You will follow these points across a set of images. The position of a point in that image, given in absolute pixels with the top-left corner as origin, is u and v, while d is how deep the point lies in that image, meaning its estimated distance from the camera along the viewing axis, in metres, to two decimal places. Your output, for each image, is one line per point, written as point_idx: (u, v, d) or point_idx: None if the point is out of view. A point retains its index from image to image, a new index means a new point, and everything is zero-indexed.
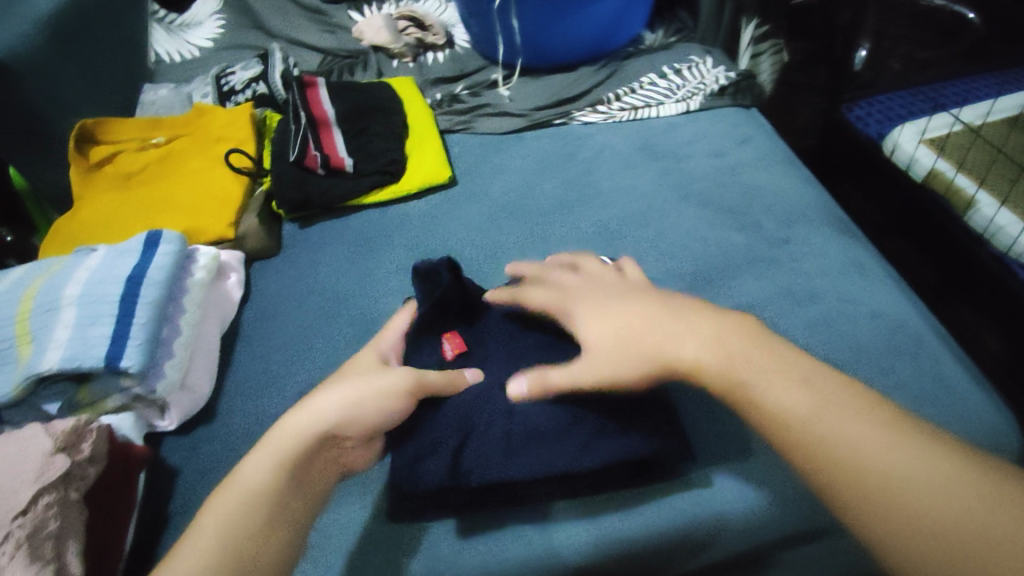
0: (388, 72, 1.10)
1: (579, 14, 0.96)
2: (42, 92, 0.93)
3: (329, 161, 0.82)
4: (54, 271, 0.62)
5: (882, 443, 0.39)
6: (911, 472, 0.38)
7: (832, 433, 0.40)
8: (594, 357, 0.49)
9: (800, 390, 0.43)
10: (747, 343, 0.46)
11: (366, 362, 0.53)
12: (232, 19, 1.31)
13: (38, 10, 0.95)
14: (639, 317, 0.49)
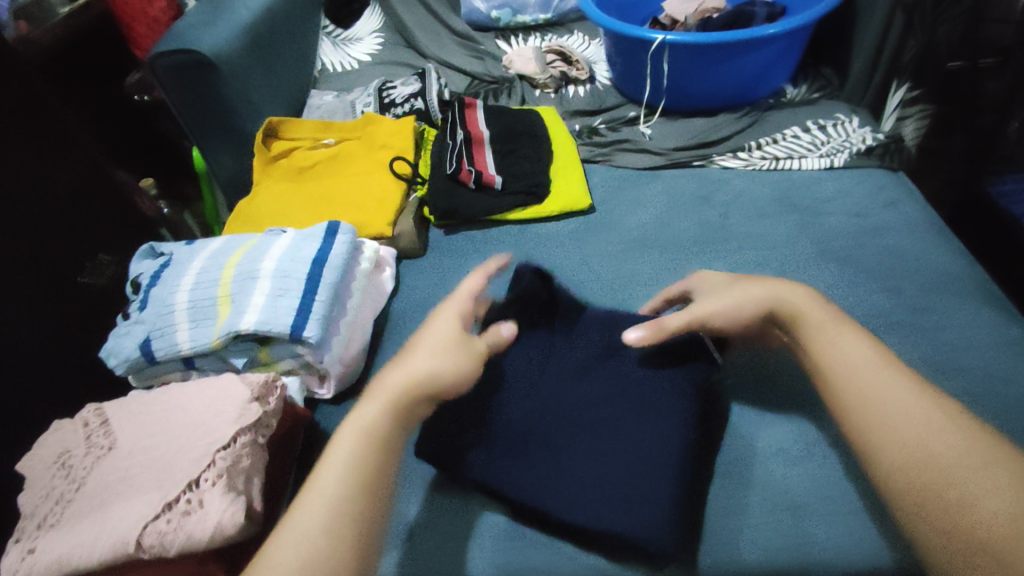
0: (530, 100, 1.18)
1: (727, 63, 0.99)
2: (237, 89, 1.07)
3: (481, 177, 0.88)
4: (251, 246, 0.71)
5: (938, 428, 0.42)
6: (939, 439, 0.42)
7: (901, 412, 0.44)
8: (699, 304, 0.60)
9: (909, 393, 0.45)
10: (829, 332, 0.51)
11: (438, 333, 0.53)
12: (389, 38, 1.45)
13: (244, 20, 1.10)
14: (754, 284, 0.58)
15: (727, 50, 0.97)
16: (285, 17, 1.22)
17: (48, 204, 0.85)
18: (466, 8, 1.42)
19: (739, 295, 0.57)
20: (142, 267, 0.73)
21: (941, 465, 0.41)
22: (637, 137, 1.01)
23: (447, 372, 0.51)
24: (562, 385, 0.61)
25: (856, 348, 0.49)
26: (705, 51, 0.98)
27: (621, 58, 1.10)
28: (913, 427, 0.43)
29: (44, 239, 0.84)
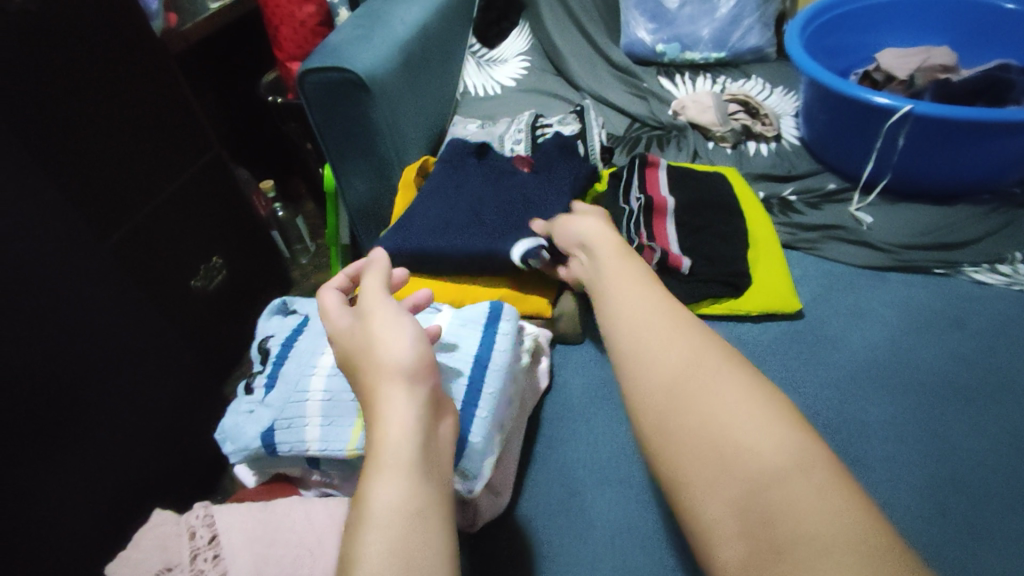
0: (704, 155, 1.01)
1: (986, 144, 0.78)
2: (385, 114, 0.97)
3: (666, 258, 0.72)
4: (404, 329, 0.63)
5: (759, 441, 0.38)
6: (756, 450, 0.37)
7: (738, 428, 0.39)
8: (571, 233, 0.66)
9: (675, 347, 0.46)
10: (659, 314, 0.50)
11: (385, 306, 0.47)
12: (537, 63, 1.32)
13: (398, 37, 1.00)
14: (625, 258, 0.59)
15: (994, 129, 0.76)
16: (438, 35, 1.11)
17: (171, 204, 0.91)
18: (627, 39, 1.25)
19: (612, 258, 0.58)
20: (272, 327, 0.67)
21: (722, 426, 0.39)
22: (850, 223, 0.82)
23: (393, 326, 0.45)
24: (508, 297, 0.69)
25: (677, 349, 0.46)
26: (960, 128, 0.76)
27: (827, 120, 0.91)
28: (678, 380, 0.43)
29: (162, 241, 0.90)
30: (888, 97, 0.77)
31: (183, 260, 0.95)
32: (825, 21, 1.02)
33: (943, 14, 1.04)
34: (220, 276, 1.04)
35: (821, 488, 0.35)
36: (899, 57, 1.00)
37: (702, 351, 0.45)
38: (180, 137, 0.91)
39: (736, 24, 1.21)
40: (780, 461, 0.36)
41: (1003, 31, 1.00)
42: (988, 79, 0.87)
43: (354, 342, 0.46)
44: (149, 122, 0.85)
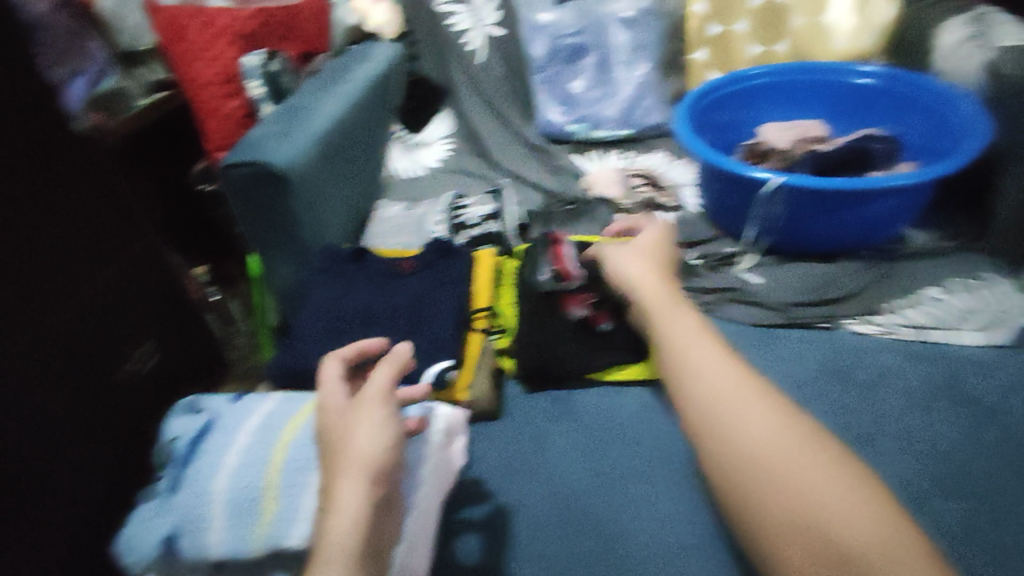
0: (614, 226, 1.08)
1: (851, 211, 0.87)
2: (306, 204, 1.00)
3: (572, 329, 0.78)
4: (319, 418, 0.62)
5: (844, 517, 0.33)
6: (845, 529, 0.33)
7: (825, 496, 0.34)
8: (644, 275, 0.59)
9: (755, 407, 0.40)
10: (720, 359, 0.44)
11: (376, 392, 0.49)
12: (460, 145, 1.40)
13: (316, 130, 1.04)
14: (680, 309, 0.51)
15: (855, 197, 0.85)
16: (357, 127, 1.17)
17: (103, 294, 0.87)
18: (540, 120, 1.34)
19: (653, 292, 0.54)
20: (179, 427, 0.66)
21: (799, 487, 0.35)
22: (744, 285, 0.88)
23: (370, 414, 0.48)
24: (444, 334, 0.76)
25: (750, 414, 0.39)
26: (828, 197, 0.85)
27: (719, 193, 0.99)
28: (769, 461, 0.37)
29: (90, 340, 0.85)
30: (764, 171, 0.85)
31: (108, 347, 0.88)
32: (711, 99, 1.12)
33: (813, 90, 1.16)
34: (153, 362, 0.97)
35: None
36: (779, 132, 1.11)
37: (782, 421, 0.39)
38: (111, 227, 0.88)
39: (637, 104, 1.31)
40: (852, 558, 0.32)
41: (864, 104, 1.13)
42: (855, 149, 0.98)
43: (339, 425, 0.48)
44: (81, 221, 0.83)
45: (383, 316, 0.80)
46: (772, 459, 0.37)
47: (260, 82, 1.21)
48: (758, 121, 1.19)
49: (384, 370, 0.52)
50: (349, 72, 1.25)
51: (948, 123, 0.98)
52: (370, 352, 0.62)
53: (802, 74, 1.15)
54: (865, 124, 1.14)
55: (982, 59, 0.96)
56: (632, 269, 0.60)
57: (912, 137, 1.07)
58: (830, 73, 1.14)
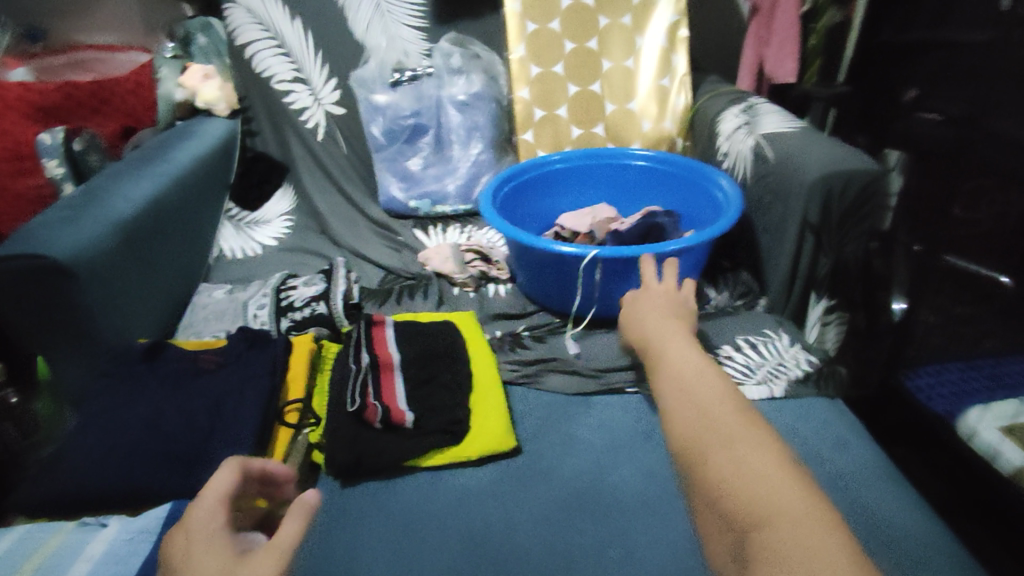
0: (448, 300, 1.10)
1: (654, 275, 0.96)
2: (102, 297, 0.90)
3: (388, 415, 0.76)
4: (67, 552, 0.56)
5: (743, 459, 0.39)
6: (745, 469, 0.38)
7: (731, 447, 0.40)
8: (640, 303, 0.67)
9: (696, 387, 0.47)
10: (686, 356, 0.52)
11: (269, 553, 0.41)
12: (301, 221, 1.37)
13: (118, 213, 0.96)
14: (673, 329, 0.58)
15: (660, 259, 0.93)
16: (175, 206, 1.10)
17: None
18: (384, 197, 1.36)
19: (645, 316, 0.62)
20: None
21: (716, 440, 0.41)
22: (563, 354, 0.92)
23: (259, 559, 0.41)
24: (242, 435, 0.71)
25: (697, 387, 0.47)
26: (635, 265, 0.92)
27: (529, 272, 1.04)
28: (701, 416, 0.44)
29: None
30: (574, 246, 0.89)
31: None
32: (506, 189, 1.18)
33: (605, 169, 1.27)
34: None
35: (788, 502, 0.35)
36: (575, 219, 1.19)
37: (724, 397, 0.45)
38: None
39: (475, 180, 1.36)
40: (754, 502, 0.36)
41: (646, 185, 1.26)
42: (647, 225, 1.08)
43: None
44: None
45: (174, 421, 0.73)
46: (717, 433, 0.42)
47: (59, 161, 1.10)
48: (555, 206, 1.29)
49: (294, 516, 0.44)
50: (169, 151, 1.18)
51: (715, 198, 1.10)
52: (282, 482, 0.55)
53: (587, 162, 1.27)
54: (648, 202, 1.28)
55: (753, 142, 1.11)
56: (645, 305, 0.64)
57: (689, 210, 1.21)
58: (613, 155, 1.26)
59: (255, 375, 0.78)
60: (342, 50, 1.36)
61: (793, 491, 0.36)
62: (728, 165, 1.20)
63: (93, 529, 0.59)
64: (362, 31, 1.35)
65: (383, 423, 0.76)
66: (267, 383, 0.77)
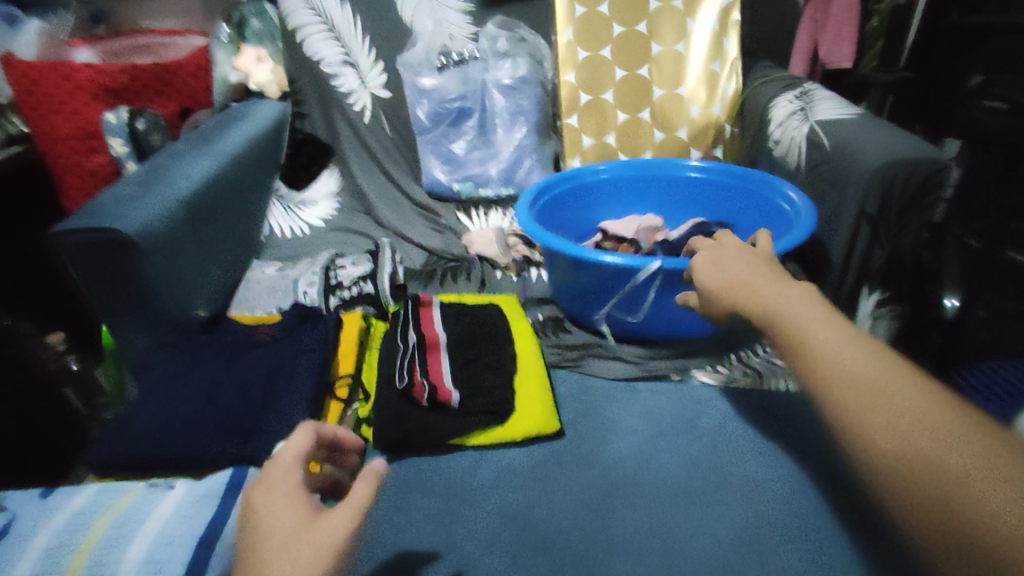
0: (491, 283, 1.11)
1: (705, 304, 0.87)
2: (163, 270, 0.94)
3: (435, 393, 0.77)
4: (139, 507, 0.59)
5: (925, 408, 0.39)
6: (936, 423, 0.38)
7: (903, 397, 0.40)
8: (718, 253, 0.63)
9: (830, 333, 0.46)
10: (806, 303, 0.50)
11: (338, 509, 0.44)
12: (347, 203, 1.40)
13: (179, 191, 1.00)
14: (760, 275, 0.56)
15: None
16: (231, 185, 1.14)
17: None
18: (428, 179, 1.36)
19: (732, 268, 0.59)
20: None
21: (885, 387, 0.41)
22: (607, 342, 0.92)
23: (334, 521, 0.43)
24: (295, 407, 0.73)
25: (827, 333, 0.46)
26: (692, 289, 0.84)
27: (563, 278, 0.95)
28: (854, 366, 0.43)
29: None
30: (621, 256, 0.81)
31: None
32: (556, 195, 1.18)
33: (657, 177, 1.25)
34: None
35: (984, 446, 0.35)
36: (618, 224, 1.16)
37: (866, 345, 0.45)
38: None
39: (519, 164, 1.36)
40: (904, 444, 0.37)
41: (697, 197, 1.25)
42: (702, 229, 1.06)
43: (269, 512, 0.43)
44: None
45: (231, 389, 0.76)
46: (879, 386, 0.41)
47: (122, 139, 1.15)
48: (602, 213, 1.28)
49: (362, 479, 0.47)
50: (224, 132, 1.21)
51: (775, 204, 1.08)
52: (346, 445, 0.60)
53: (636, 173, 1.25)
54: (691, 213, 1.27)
55: (807, 129, 1.07)
56: (728, 261, 0.61)
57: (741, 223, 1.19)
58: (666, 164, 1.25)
59: (308, 349, 0.80)
60: (390, 35, 1.38)
61: (980, 434, 0.36)
62: (779, 153, 1.17)
63: (162, 488, 0.62)
64: (411, 15, 1.36)
65: (431, 400, 0.77)
66: (318, 358, 0.80)
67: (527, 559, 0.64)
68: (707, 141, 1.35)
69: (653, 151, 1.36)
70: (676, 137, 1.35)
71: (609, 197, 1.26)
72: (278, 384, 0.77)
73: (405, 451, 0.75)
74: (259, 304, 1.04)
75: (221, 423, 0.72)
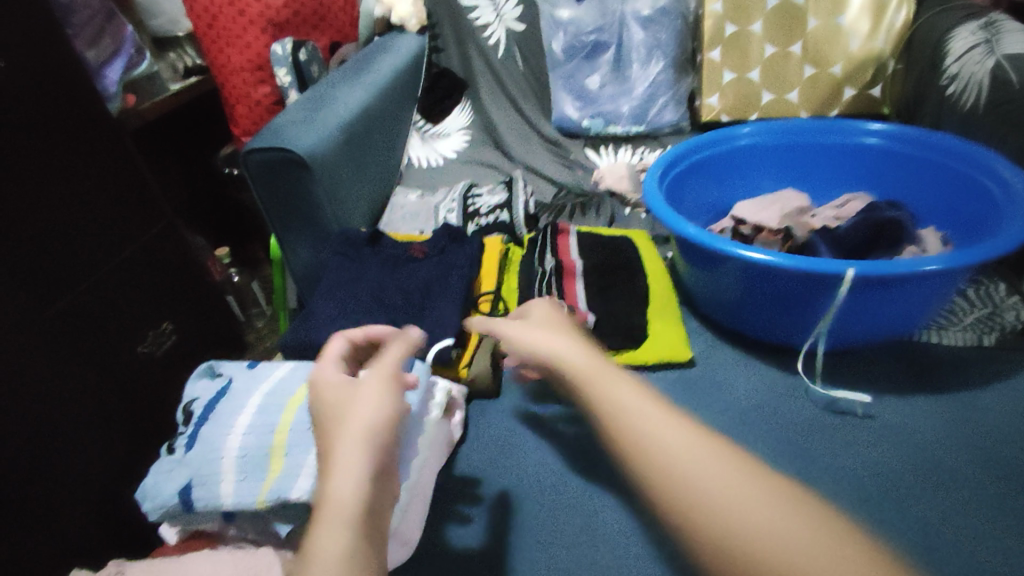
0: (621, 219, 1.12)
1: (891, 299, 0.73)
2: (327, 190, 1.04)
3: (572, 314, 0.81)
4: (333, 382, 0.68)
5: (712, 482, 0.35)
6: (702, 496, 0.35)
7: (698, 473, 0.36)
8: (526, 324, 0.54)
9: (638, 399, 0.42)
10: (594, 373, 0.45)
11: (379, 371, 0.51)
12: (478, 136, 1.44)
13: (339, 118, 1.08)
14: (554, 344, 0.49)
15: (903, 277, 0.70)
16: (380, 114, 1.22)
17: (123, 273, 0.90)
18: (558, 114, 1.37)
19: (542, 331, 0.51)
20: (198, 390, 0.71)
21: (677, 469, 0.36)
22: None
23: (380, 378, 0.51)
24: (448, 317, 0.80)
25: (630, 394, 0.42)
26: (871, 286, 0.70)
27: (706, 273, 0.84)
28: (688, 456, 0.37)
29: (116, 308, 0.89)
30: (763, 254, 0.70)
31: (119, 332, 0.90)
32: (693, 163, 0.98)
33: (819, 152, 1.03)
34: (171, 342, 1.01)
35: (771, 496, 0.34)
36: (757, 209, 0.97)
37: (659, 409, 0.41)
38: (130, 206, 0.91)
39: (652, 101, 1.33)
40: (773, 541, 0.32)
41: (871, 167, 1.01)
42: (877, 223, 0.83)
43: (336, 396, 0.50)
44: (98, 193, 0.85)
45: (390, 297, 0.85)
46: (663, 463, 0.37)
47: (287, 70, 1.25)
48: (746, 188, 1.06)
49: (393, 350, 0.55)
50: (374, 63, 1.28)
51: (974, 190, 0.86)
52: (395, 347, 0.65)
53: (794, 134, 1.03)
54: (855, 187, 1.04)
55: (992, 63, 0.95)
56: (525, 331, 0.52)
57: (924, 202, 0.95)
58: (836, 133, 1.01)
59: (456, 267, 0.87)
60: None
61: (775, 496, 0.34)
62: (952, 92, 1.04)
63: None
64: None
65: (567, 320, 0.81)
66: (465, 275, 0.86)
67: None
68: (865, 78, 1.23)
69: (800, 90, 1.26)
70: (829, 74, 1.24)
71: (759, 164, 1.05)
72: (430, 296, 0.84)
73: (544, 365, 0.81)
74: (404, 226, 1.13)
75: (384, 325, 0.81)
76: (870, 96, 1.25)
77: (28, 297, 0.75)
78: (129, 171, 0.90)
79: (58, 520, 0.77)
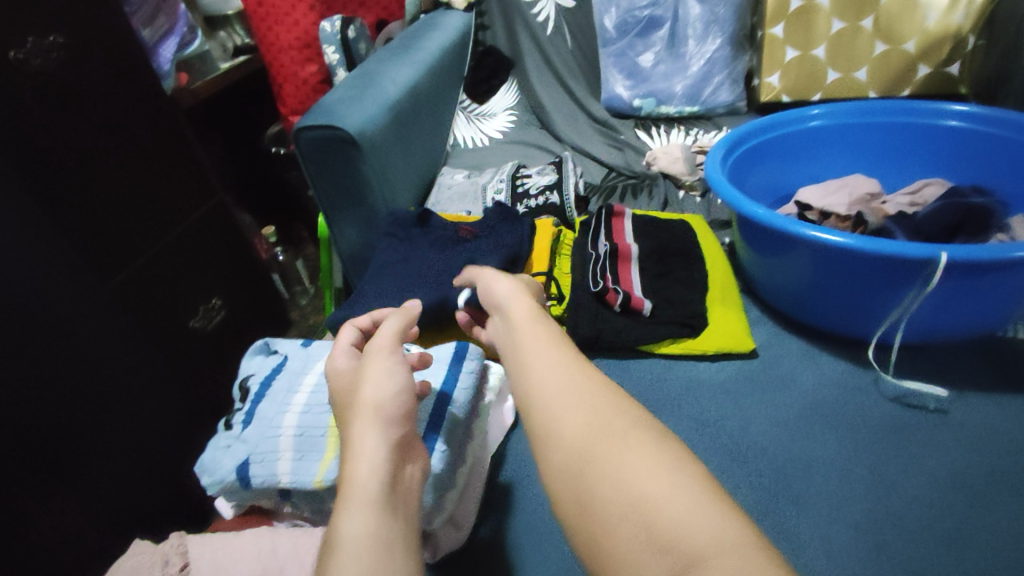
0: (674, 202, 1.08)
1: (979, 297, 0.68)
2: (375, 168, 1.02)
3: (628, 300, 0.78)
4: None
5: (626, 465, 0.35)
6: (628, 482, 0.34)
7: (620, 468, 0.35)
8: (494, 295, 0.56)
9: (570, 381, 0.42)
10: (548, 352, 0.45)
11: (381, 346, 0.53)
12: (524, 116, 1.41)
13: (386, 95, 1.06)
14: (520, 320, 0.50)
15: (998, 272, 0.64)
16: (427, 93, 1.20)
17: (176, 249, 0.91)
18: (607, 95, 1.34)
19: (510, 305, 0.52)
20: (254, 366, 0.71)
21: (598, 464, 0.36)
22: None
23: (381, 356, 0.52)
24: None
25: (557, 379, 0.42)
26: (963, 282, 0.66)
27: (770, 261, 0.80)
28: (589, 441, 0.37)
29: (168, 284, 0.90)
30: (837, 237, 0.66)
31: (170, 307, 0.91)
32: (756, 145, 0.94)
33: (893, 134, 0.97)
34: (220, 317, 1.02)
35: (681, 487, 0.33)
36: (825, 193, 0.92)
37: (587, 387, 0.41)
38: (182, 181, 0.91)
39: (707, 80, 1.29)
40: (712, 556, 0.30)
41: (952, 151, 0.94)
42: (962, 209, 0.79)
43: (347, 384, 0.51)
44: (153, 170, 0.86)
45: (440, 279, 0.83)
46: (603, 442, 0.37)
47: (335, 48, 1.24)
48: (812, 171, 1.01)
49: (391, 326, 0.56)
50: (420, 40, 1.26)
51: None
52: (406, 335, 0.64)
53: (865, 113, 0.96)
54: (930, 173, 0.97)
55: None
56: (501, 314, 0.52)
57: (1011, 189, 0.89)
58: (912, 114, 0.95)
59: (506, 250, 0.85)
60: None
61: (683, 481, 0.34)
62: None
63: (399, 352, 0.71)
64: None
65: (625, 307, 0.79)
66: (517, 258, 0.84)
67: (721, 468, 0.66)
68: (941, 55, 1.15)
69: (868, 67, 1.19)
70: (902, 50, 1.16)
71: (824, 146, 0.99)
72: None
73: (598, 351, 0.79)
74: (451, 205, 1.12)
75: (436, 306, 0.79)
76: (948, 73, 1.17)
77: (86, 271, 0.76)
78: (184, 148, 0.91)
79: (119, 490, 0.79)
